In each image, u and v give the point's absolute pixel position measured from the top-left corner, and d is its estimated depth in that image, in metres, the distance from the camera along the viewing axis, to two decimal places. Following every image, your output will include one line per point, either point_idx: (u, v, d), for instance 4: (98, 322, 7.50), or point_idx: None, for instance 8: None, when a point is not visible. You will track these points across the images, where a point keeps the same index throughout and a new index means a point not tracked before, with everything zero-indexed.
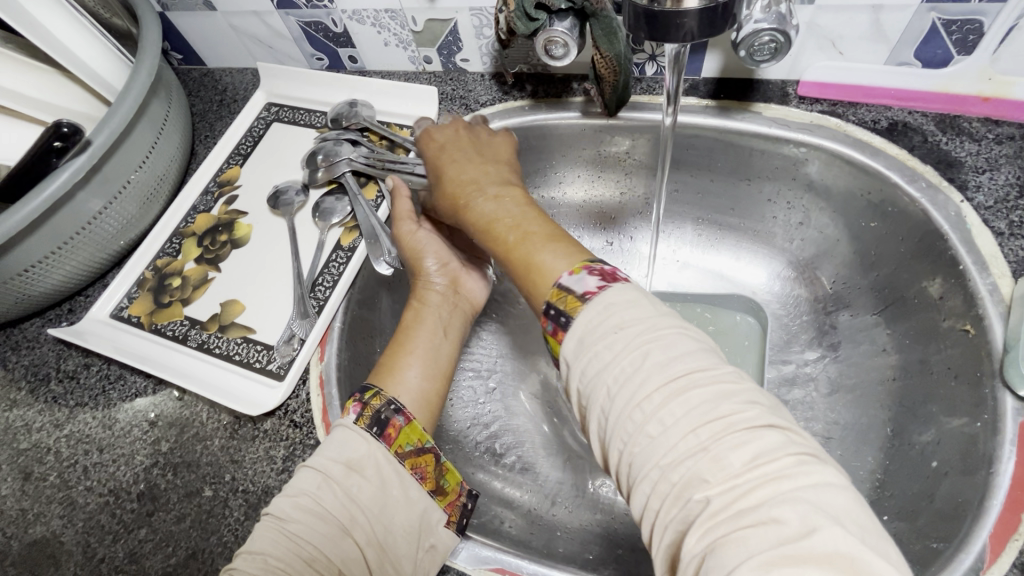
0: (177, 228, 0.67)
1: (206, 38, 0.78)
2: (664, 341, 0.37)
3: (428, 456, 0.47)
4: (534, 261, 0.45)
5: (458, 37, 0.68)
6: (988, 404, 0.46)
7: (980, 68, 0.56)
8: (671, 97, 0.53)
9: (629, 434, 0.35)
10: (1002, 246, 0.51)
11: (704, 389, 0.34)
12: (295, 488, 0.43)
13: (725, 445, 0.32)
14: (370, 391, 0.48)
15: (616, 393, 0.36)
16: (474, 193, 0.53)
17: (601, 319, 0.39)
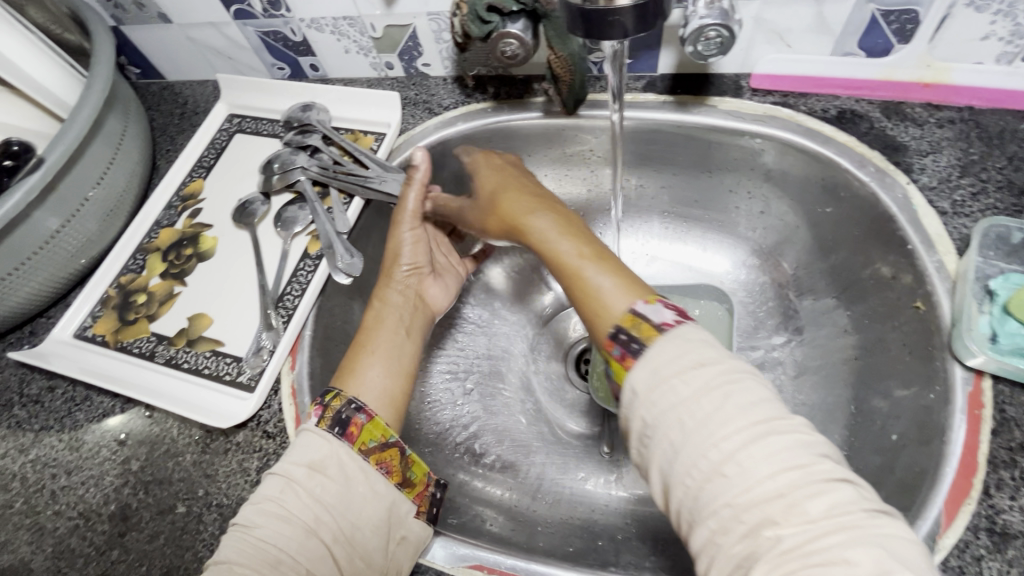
0: (141, 244, 0.66)
1: (164, 51, 0.77)
2: (743, 385, 0.37)
3: (393, 450, 0.47)
4: (604, 291, 0.45)
5: (417, 42, 0.69)
6: (940, 376, 0.48)
7: (918, 56, 0.58)
8: (615, 95, 0.54)
9: (698, 470, 0.35)
10: (947, 225, 0.53)
11: (785, 436, 0.35)
12: (259, 495, 0.43)
13: (803, 492, 0.33)
14: (330, 393, 0.48)
15: (690, 430, 0.36)
16: (537, 218, 0.52)
17: (679, 354, 0.39)
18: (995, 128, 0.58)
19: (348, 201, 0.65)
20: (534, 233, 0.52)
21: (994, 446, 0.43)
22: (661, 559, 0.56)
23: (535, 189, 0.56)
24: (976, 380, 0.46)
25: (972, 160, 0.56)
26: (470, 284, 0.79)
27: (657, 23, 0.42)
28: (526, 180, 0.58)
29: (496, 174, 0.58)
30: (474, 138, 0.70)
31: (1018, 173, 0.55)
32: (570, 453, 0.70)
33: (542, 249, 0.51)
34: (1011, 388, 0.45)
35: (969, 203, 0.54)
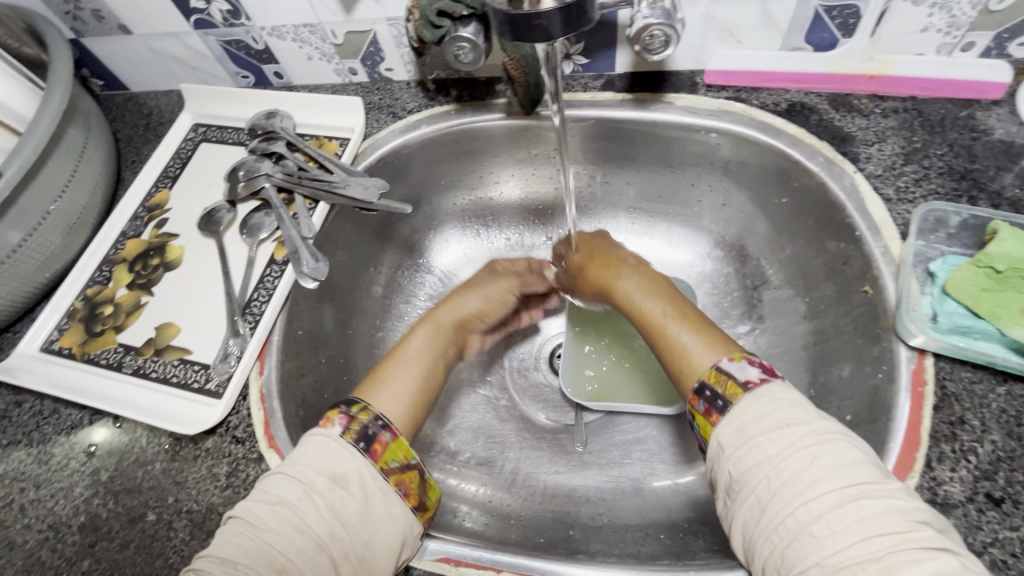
0: (107, 256, 0.66)
1: (126, 62, 0.77)
2: (835, 447, 0.39)
3: (412, 472, 0.49)
4: (689, 349, 0.50)
5: (379, 48, 0.70)
6: (886, 356, 0.50)
7: (862, 49, 0.60)
8: (552, 94, 0.53)
9: (788, 528, 0.37)
10: (892, 211, 0.55)
11: (877, 501, 0.37)
12: (272, 497, 0.44)
13: (896, 558, 0.34)
14: (357, 405, 0.50)
15: (780, 488, 0.39)
16: (618, 278, 0.60)
17: (768, 413, 0.42)
18: (937, 116, 0.60)
19: (313, 207, 0.65)
20: (619, 292, 0.59)
21: (935, 421, 0.45)
22: (630, 545, 0.57)
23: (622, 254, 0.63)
24: (919, 359, 0.48)
25: (915, 148, 0.58)
26: (442, 286, 0.80)
27: (585, 24, 0.43)
28: (609, 246, 0.65)
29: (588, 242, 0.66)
30: (438, 140, 0.72)
31: (958, 159, 0.57)
32: (544, 447, 0.71)
33: (628, 309, 0.58)
34: (951, 364, 0.47)
35: (912, 189, 0.56)
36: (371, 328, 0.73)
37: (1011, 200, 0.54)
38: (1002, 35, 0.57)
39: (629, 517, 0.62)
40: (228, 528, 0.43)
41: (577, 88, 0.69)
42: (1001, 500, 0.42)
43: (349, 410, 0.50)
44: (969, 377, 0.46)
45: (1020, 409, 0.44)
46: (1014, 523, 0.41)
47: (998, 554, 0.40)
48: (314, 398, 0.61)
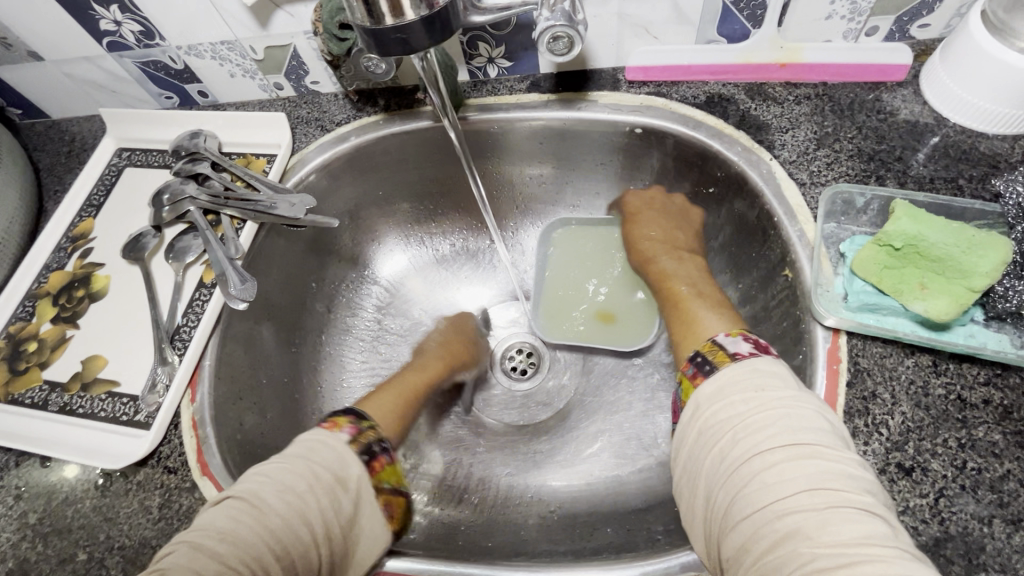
0: (29, 290, 0.64)
1: (42, 89, 0.75)
2: (804, 412, 0.39)
3: (399, 497, 0.50)
4: (698, 320, 0.54)
5: (301, 61, 0.68)
6: (806, 337, 0.51)
7: (770, 39, 0.61)
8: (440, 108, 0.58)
9: (740, 477, 0.38)
10: (806, 196, 0.57)
11: (831, 463, 0.36)
12: (275, 482, 0.43)
13: (836, 512, 0.34)
14: (367, 421, 0.51)
15: (741, 438, 0.39)
16: (660, 252, 0.65)
17: (744, 378, 0.42)
18: (847, 100, 0.61)
19: (241, 226, 0.64)
20: (655, 263, 0.64)
21: (849, 398, 0.47)
22: (577, 542, 0.57)
23: (670, 233, 0.67)
24: (834, 337, 0.49)
25: (826, 133, 0.60)
26: (388, 297, 0.80)
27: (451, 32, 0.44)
28: (665, 215, 0.69)
29: (638, 213, 0.70)
30: (368, 151, 0.71)
31: (867, 141, 0.59)
32: (497, 448, 0.70)
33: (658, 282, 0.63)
34: (863, 341, 0.49)
35: (824, 173, 0.58)
36: (315, 344, 0.72)
37: (917, 178, 0.56)
38: (902, 19, 0.59)
39: (579, 513, 0.63)
40: (227, 505, 0.41)
41: (504, 91, 0.69)
42: (911, 469, 0.43)
43: (358, 421, 0.51)
44: (879, 352, 0.48)
45: (927, 379, 0.46)
46: (923, 490, 0.43)
47: (909, 521, 0.42)
48: (253, 421, 0.60)
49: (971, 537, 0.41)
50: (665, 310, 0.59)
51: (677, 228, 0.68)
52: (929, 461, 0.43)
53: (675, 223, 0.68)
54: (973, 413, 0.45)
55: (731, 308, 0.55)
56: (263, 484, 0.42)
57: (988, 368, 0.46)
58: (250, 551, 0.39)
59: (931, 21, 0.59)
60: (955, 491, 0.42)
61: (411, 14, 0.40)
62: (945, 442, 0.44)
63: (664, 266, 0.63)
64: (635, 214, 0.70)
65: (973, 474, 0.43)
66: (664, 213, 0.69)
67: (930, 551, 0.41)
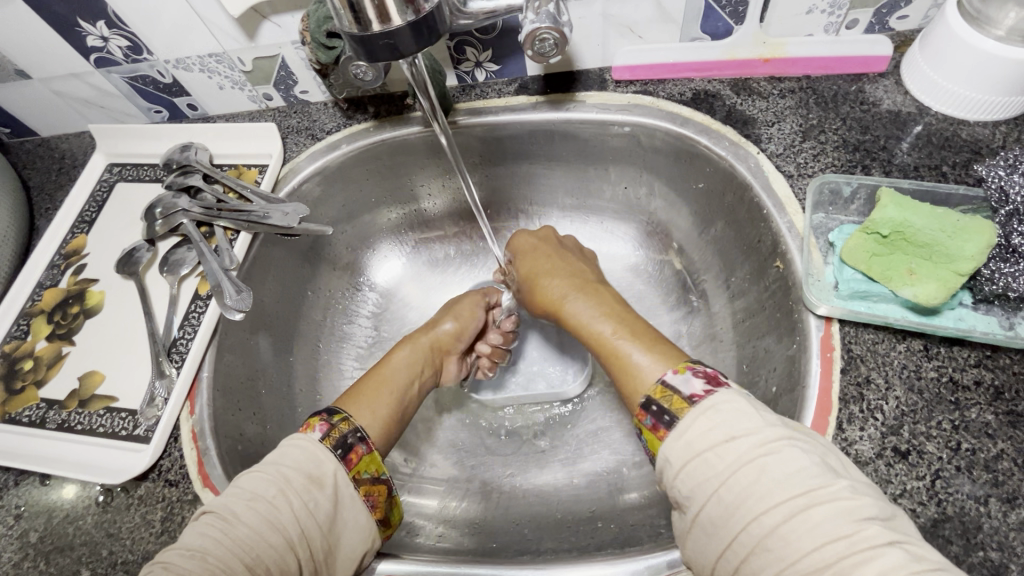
0: (23, 308, 0.64)
1: (31, 107, 0.75)
2: (780, 456, 0.38)
3: (381, 486, 0.48)
4: (637, 365, 0.48)
5: (290, 71, 0.69)
6: (799, 327, 0.52)
7: (753, 35, 0.63)
8: (430, 113, 0.58)
9: (743, 545, 0.37)
10: (794, 188, 0.58)
11: (825, 507, 0.35)
12: (245, 493, 0.43)
13: (848, 562, 0.33)
14: (339, 415, 0.50)
15: (732, 508, 0.38)
16: (568, 299, 0.58)
17: (710, 426, 0.40)
18: (830, 92, 0.62)
19: (235, 237, 0.64)
20: (567, 311, 0.58)
21: (844, 384, 0.47)
22: (580, 539, 0.58)
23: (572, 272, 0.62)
24: (827, 326, 0.50)
25: (812, 125, 0.61)
26: (384, 303, 0.80)
27: (438, 37, 0.44)
28: (557, 259, 0.64)
29: (532, 269, 0.64)
30: (360, 158, 0.71)
31: (851, 132, 0.60)
32: (497, 449, 0.70)
33: (578, 331, 0.56)
34: (855, 328, 0.49)
35: (811, 164, 0.58)
36: (313, 352, 0.73)
37: (902, 166, 0.57)
38: (881, 11, 0.60)
39: (582, 509, 0.63)
40: (200, 522, 0.42)
41: (492, 94, 0.70)
42: (907, 452, 0.44)
43: (332, 417, 0.50)
44: (872, 338, 0.49)
45: (919, 363, 0.47)
46: (919, 473, 0.43)
47: (907, 503, 0.42)
48: (254, 431, 0.60)
49: (968, 517, 0.41)
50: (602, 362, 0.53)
51: (573, 263, 0.64)
52: (924, 443, 0.44)
53: (570, 264, 0.63)
54: (965, 395, 0.45)
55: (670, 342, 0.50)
56: (232, 496, 0.42)
57: (978, 350, 0.47)
58: (219, 563, 0.39)
59: (909, 12, 0.60)
60: (951, 471, 0.43)
61: (398, 18, 0.41)
62: (939, 424, 0.45)
63: (578, 315, 0.56)
64: (524, 252, 0.66)
65: (968, 454, 0.43)
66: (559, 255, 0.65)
67: (929, 532, 0.41)
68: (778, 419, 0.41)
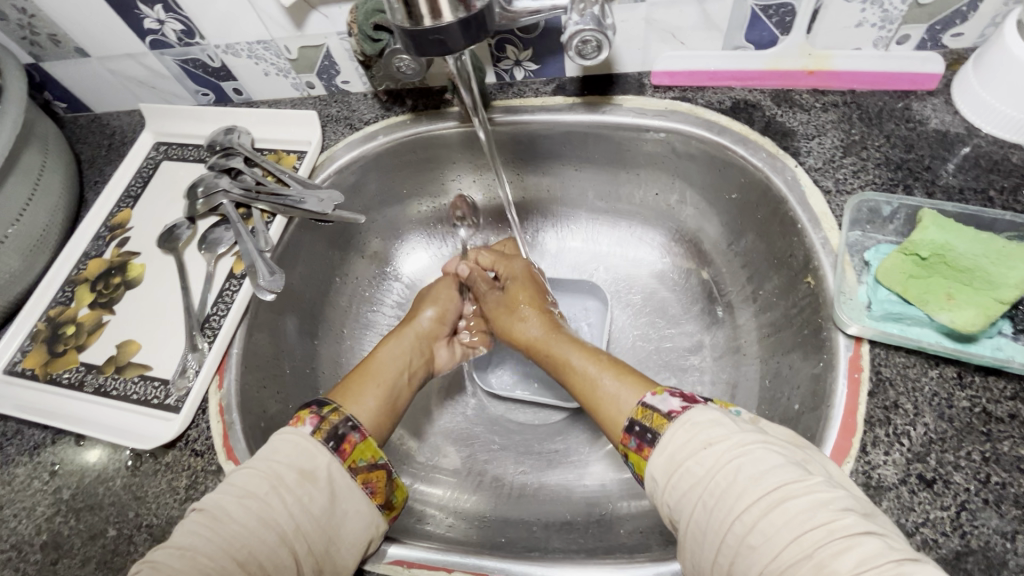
0: (69, 276, 0.67)
1: (87, 84, 0.78)
2: (753, 456, 0.40)
3: (380, 471, 0.50)
4: (619, 391, 0.50)
5: (333, 61, 0.70)
6: (827, 345, 0.51)
7: (799, 46, 0.61)
8: (472, 107, 0.58)
9: (727, 544, 0.38)
10: (831, 203, 0.56)
11: (800, 500, 0.37)
12: (236, 490, 0.44)
13: (828, 551, 0.34)
14: (328, 407, 0.51)
15: (712, 508, 0.39)
16: (554, 342, 0.61)
17: (688, 437, 0.42)
18: (875, 108, 0.61)
19: (271, 220, 0.66)
20: (554, 353, 0.60)
21: (871, 407, 0.46)
22: (589, 541, 0.58)
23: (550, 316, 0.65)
24: (856, 346, 0.49)
25: (854, 141, 0.60)
26: (409, 293, 0.82)
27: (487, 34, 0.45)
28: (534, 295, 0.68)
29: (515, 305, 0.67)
30: (396, 150, 0.72)
31: (895, 150, 0.58)
32: (510, 445, 0.71)
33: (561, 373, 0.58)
34: (886, 350, 0.48)
35: (851, 180, 0.57)
36: (337, 338, 0.74)
37: (946, 188, 0.55)
38: (934, 27, 0.58)
39: (593, 511, 0.63)
40: (190, 520, 0.43)
41: (530, 94, 0.70)
42: (932, 481, 0.43)
43: (321, 409, 0.51)
44: (903, 362, 0.48)
45: (951, 391, 0.46)
46: (944, 503, 0.42)
47: (929, 533, 0.41)
48: (277, 409, 0.62)
49: (993, 552, 0.40)
50: (584, 404, 0.54)
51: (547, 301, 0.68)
52: (952, 473, 0.43)
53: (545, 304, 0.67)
54: (998, 427, 0.44)
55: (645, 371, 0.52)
56: (223, 493, 0.44)
57: (1014, 382, 0.45)
58: (209, 559, 0.40)
59: (964, 30, 0.58)
60: (978, 505, 0.42)
61: (449, 15, 0.41)
62: (969, 455, 0.43)
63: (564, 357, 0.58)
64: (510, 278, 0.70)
65: (997, 488, 0.42)
66: (535, 285, 0.69)
67: (950, 564, 0.40)
68: (754, 428, 0.43)
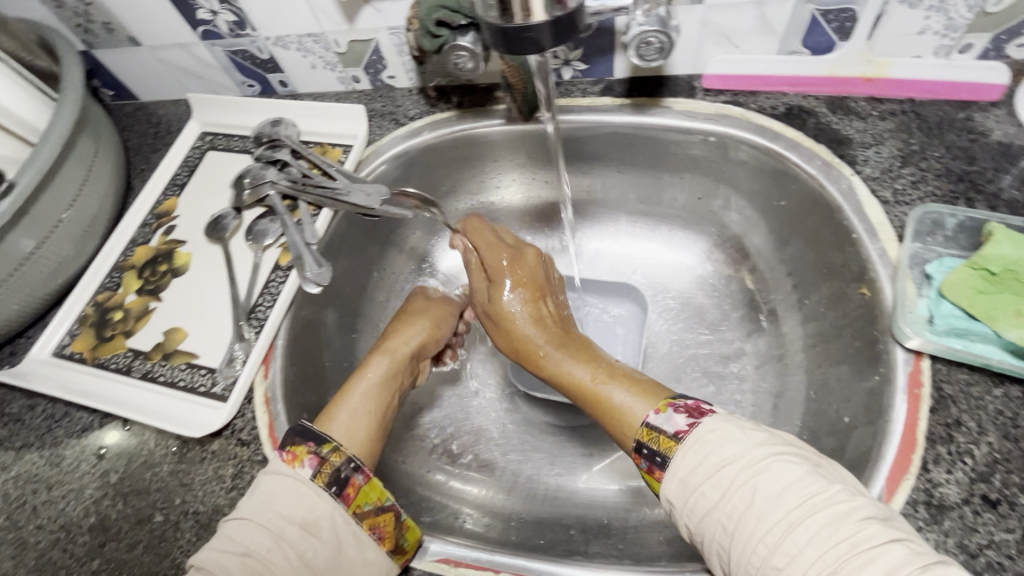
0: (116, 262, 0.68)
1: (135, 73, 0.79)
2: (767, 475, 0.38)
3: (388, 515, 0.48)
4: (626, 406, 0.48)
5: (381, 56, 0.70)
6: (883, 358, 0.50)
7: (859, 52, 0.60)
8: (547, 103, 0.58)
9: (752, 567, 0.37)
10: (889, 214, 0.55)
11: (820, 514, 0.36)
12: (237, 546, 0.43)
13: (855, 566, 0.34)
14: (328, 446, 0.49)
15: (732, 531, 0.38)
16: (551, 350, 0.56)
17: (699, 458, 0.41)
18: (935, 118, 0.60)
19: (317, 213, 0.67)
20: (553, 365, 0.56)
21: (932, 423, 0.45)
22: (629, 547, 0.57)
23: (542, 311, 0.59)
24: (916, 360, 0.48)
25: (912, 150, 0.59)
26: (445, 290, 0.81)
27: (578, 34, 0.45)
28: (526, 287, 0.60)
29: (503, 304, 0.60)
30: (440, 146, 0.72)
31: (956, 161, 0.57)
32: (545, 447, 0.70)
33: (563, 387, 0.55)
34: (948, 366, 0.47)
35: (909, 191, 0.56)
36: (375, 332, 0.74)
37: (1009, 202, 0.54)
38: (1000, 37, 0.56)
39: (630, 517, 0.63)
40: None
41: (578, 94, 0.69)
42: (997, 502, 0.42)
43: (321, 448, 0.49)
44: (966, 379, 0.47)
45: (1016, 411, 0.45)
46: (1010, 525, 0.41)
47: (994, 556, 0.40)
48: (318, 401, 0.62)
49: None
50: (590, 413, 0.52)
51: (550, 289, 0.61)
52: (1018, 495, 0.42)
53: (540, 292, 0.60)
54: None
55: (648, 380, 0.51)
56: (222, 553, 0.42)
57: None
58: None
59: None
60: None
61: (540, 14, 0.41)
62: None
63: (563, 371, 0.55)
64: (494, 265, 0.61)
65: None
66: (527, 271, 0.60)
67: None
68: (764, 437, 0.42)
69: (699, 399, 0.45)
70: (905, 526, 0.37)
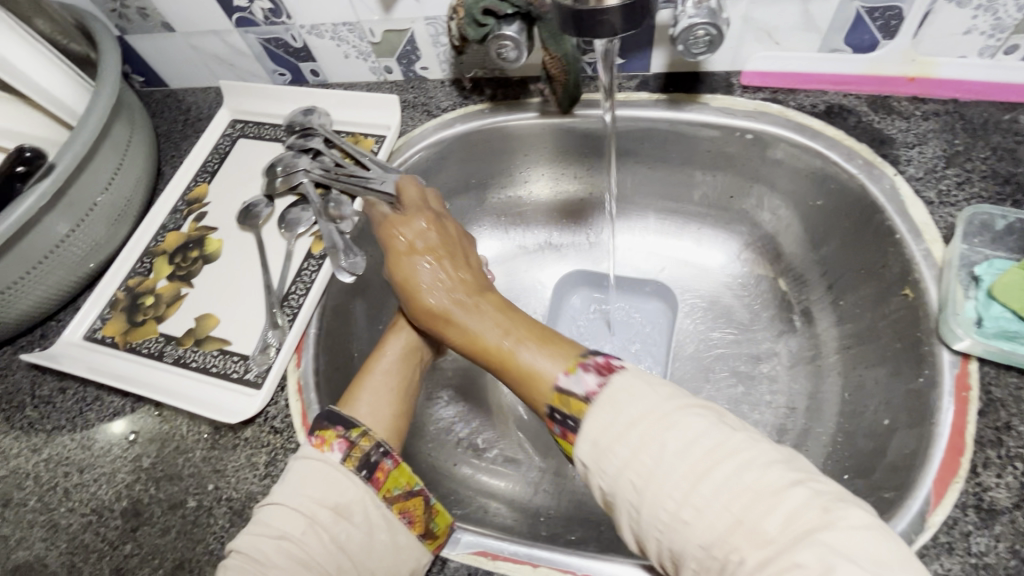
0: (147, 247, 0.68)
1: (167, 59, 0.79)
2: (673, 428, 0.39)
3: (417, 499, 0.47)
4: (536, 367, 0.48)
5: (415, 46, 0.70)
6: (928, 360, 0.50)
7: (903, 51, 0.59)
8: (608, 92, 0.57)
9: (661, 521, 0.38)
10: (934, 215, 0.55)
11: (725, 463, 0.37)
12: (273, 531, 0.43)
13: (758, 512, 0.35)
14: (356, 430, 0.49)
15: (641, 488, 0.38)
16: (455, 312, 0.55)
17: (608, 417, 0.41)
18: (980, 119, 0.59)
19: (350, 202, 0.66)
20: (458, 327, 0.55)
21: (981, 427, 0.45)
22: None
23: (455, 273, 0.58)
24: (963, 363, 0.48)
25: (957, 151, 0.58)
26: None
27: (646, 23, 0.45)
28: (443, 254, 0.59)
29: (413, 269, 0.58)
30: (472, 138, 0.72)
31: (1002, 163, 0.56)
32: None
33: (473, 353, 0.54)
34: (998, 370, 0.47)
35: (955, 192, 0.56)
36: None
37: None
38: None
39: None
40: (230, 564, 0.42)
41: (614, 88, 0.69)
42: None
43: (350, 432, 0.49)
44: (1016, 383, 0.46)
45: None
46: None
47: None
48: None
49: None
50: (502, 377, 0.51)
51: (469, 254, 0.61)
52: None
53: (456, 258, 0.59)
54: None
55: (563, 337, 0.50)
56: (260, 537, 0.43)
57: None
58: None
59: None
60: None
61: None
62: None
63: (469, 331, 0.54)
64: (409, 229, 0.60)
65: None
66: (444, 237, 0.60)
67: None
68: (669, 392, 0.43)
69: (610, 357, 0.46)
70: (806, 465, 0.38)
